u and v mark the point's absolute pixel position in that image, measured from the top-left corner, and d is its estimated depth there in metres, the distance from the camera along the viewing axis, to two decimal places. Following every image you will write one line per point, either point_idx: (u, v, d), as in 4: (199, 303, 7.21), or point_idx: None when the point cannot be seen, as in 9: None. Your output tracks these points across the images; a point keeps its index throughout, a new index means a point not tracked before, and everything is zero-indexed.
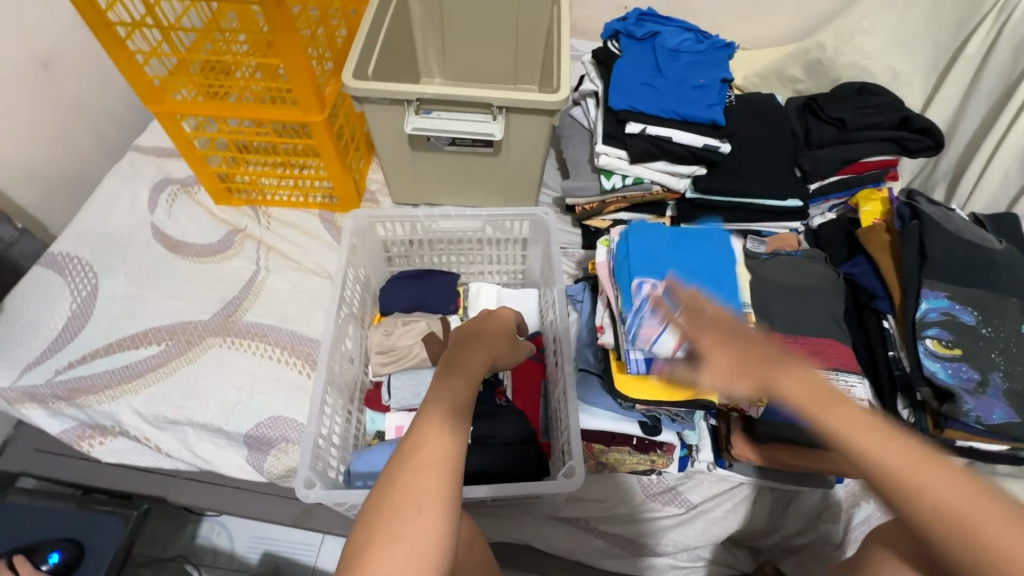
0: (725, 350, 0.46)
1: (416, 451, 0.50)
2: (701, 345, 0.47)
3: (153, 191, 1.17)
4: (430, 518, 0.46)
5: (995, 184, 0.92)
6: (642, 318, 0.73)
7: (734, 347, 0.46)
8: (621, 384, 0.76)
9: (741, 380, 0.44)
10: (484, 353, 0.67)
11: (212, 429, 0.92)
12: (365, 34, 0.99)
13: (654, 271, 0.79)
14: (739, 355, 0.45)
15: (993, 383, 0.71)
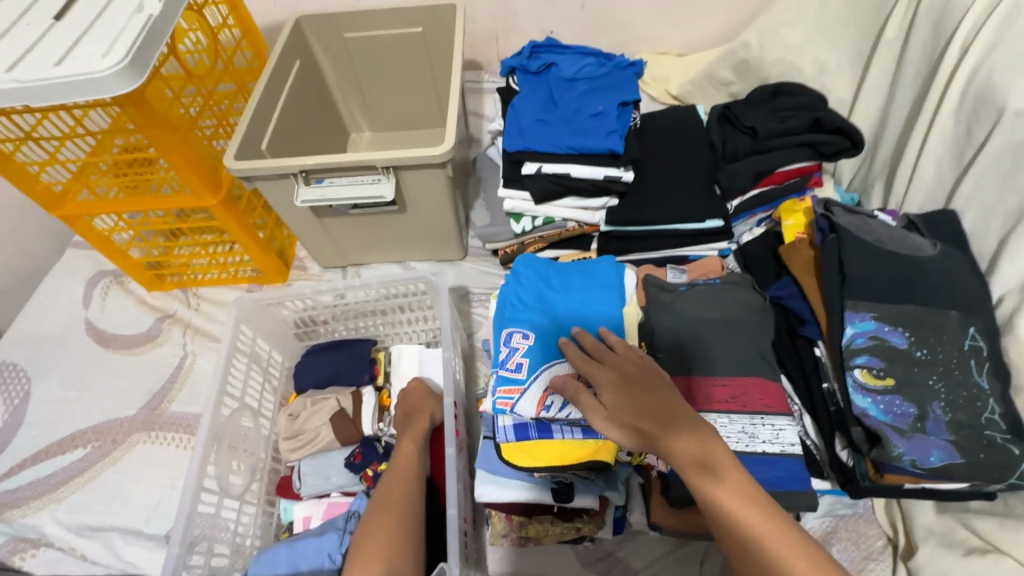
0: (621, 395, 0.57)
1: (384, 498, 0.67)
2: (602, 383, 0.59)
3: (87, 286, 1.18)
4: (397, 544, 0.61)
5: (932, 176, 0.82)
6: (506, 373, 0.69)
7: (625, 378, 0.58)
8: (509, 455, 0.69)
9: (631, 422, 0.55)
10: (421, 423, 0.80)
11: (137, 532, 0.90)
12: (254, 110, 0.98)
13: (523, 318, 0.72)
14: (638, 397, 0.56)
15: (933, 415, 0.62)
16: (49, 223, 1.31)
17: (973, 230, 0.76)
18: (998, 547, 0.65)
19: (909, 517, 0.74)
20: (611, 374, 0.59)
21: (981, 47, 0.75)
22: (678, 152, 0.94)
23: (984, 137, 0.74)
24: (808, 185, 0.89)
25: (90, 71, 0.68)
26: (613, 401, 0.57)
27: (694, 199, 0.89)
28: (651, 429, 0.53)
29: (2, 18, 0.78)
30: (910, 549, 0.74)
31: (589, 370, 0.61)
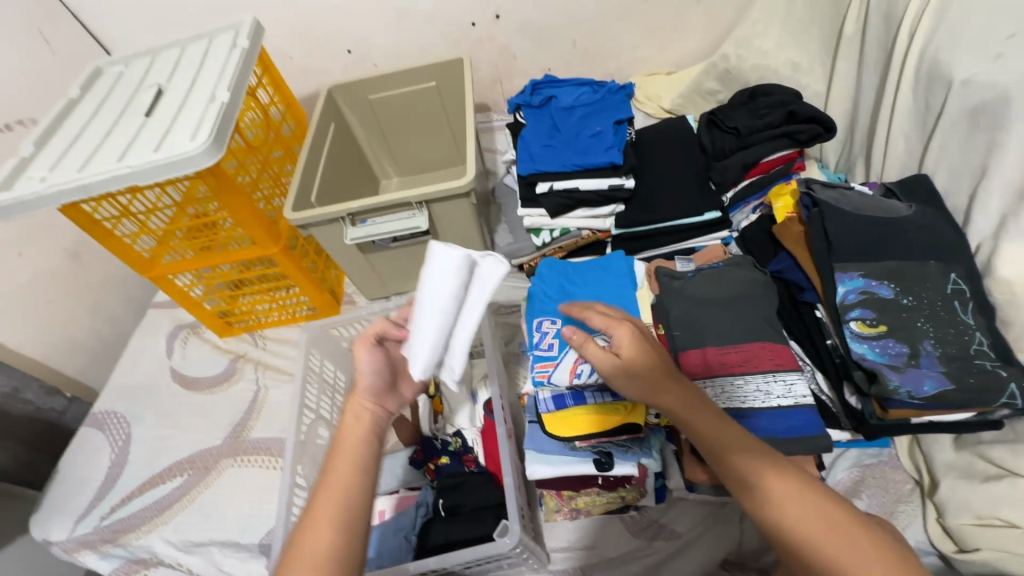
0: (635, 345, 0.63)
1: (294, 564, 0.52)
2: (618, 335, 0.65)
3: (169, 339, 1.35)
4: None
5: (903, 148, 0.92)
6: (540, 352, 0.81)
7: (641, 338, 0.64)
8: (551, 426, 0.79)
9: (643, 376, 0.62)
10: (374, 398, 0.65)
11: (233, 544, 1.02)
12: (303, 168, 1.15)
13: (550, 308, 0.86)
14: (650, 360, 0.63)
15: (925, 352, 0.70)
16: (130, 290, 1.50)
17: (946, 189, 0.85)
18: (1012, 470, 0.71)
19: (929, 456, 0.80)
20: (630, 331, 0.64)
21: (926, 31, 0.85)
22: (672, 158, 1.06)
23: (940, 108, 0.83)
24: (793, 170, 0.99)
25: (185, 151, 0.85)
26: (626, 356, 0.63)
27: (691, 196, 1.01)
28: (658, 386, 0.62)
29: (106, 120, 0.97)
30: (934, 486, 0.79)
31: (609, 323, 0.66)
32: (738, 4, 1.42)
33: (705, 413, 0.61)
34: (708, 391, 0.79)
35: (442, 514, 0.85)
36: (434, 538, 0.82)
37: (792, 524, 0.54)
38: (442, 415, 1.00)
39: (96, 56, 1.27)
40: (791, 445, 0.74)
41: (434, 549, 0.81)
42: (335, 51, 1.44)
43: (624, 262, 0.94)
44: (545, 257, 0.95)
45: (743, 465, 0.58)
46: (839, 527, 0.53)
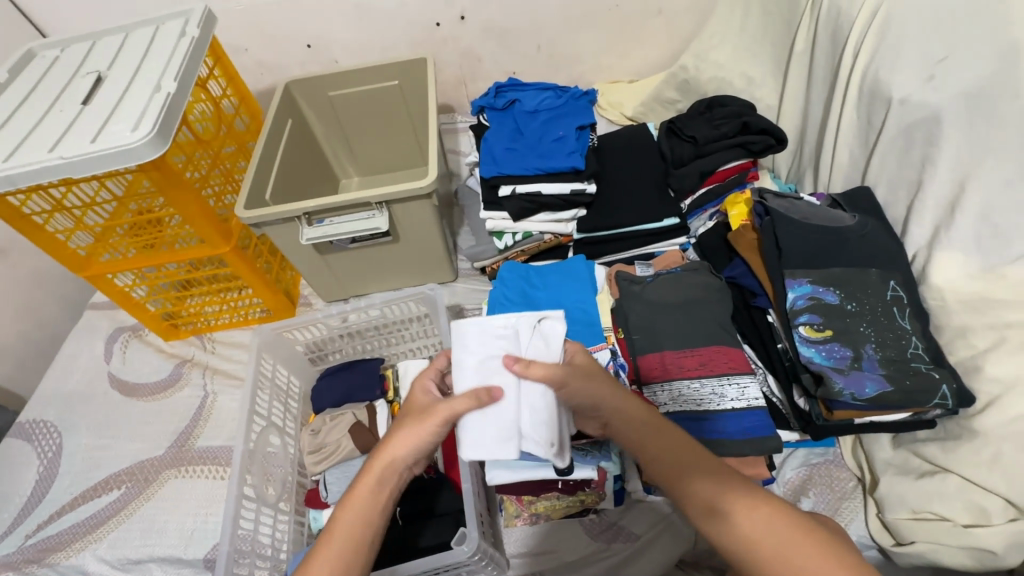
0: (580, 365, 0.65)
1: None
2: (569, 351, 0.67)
3: (108, 342, 1.27)
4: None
5: (847, 161, 0.96)
6: None
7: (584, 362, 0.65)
8: None
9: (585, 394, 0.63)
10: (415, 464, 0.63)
11: (175, 560, 0.96)
12: (257, 165, 1.11)
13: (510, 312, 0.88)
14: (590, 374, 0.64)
15: (867, 356, 0.73)
16: (64, 290, 1.40)
17: (886, 201, 0.90)
18: (944, 466, 0.76)
19: (870, 455, 0.84)
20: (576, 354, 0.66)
21: (868, 51, 0.90)
22: (633, 164, 1.07)
23: (881, 124, 0.88)
24: (747, 179, 1.03)
25: (126, 143, 0.80)
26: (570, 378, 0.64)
27: (651, 202, 1.03)
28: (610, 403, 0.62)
29: (37, 108, 0.90)
30: (875, 483, 0.83)
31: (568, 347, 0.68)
32: (697, 17, 1.46)
33: (658, 428, 0.60)
34: (664, 395, 0.81)
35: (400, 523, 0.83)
36: (420, 539, 0.81)
37: (750, 531, 0.52)
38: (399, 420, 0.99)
39: (30, 40, 1.18)
40: (744, 446, 0.76)
41: (415, 551, 0.80)
42: (293, 45, 1.40)
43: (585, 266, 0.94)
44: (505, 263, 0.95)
45: (704, 486, 0.55)
46: (796, 529, 0.51)
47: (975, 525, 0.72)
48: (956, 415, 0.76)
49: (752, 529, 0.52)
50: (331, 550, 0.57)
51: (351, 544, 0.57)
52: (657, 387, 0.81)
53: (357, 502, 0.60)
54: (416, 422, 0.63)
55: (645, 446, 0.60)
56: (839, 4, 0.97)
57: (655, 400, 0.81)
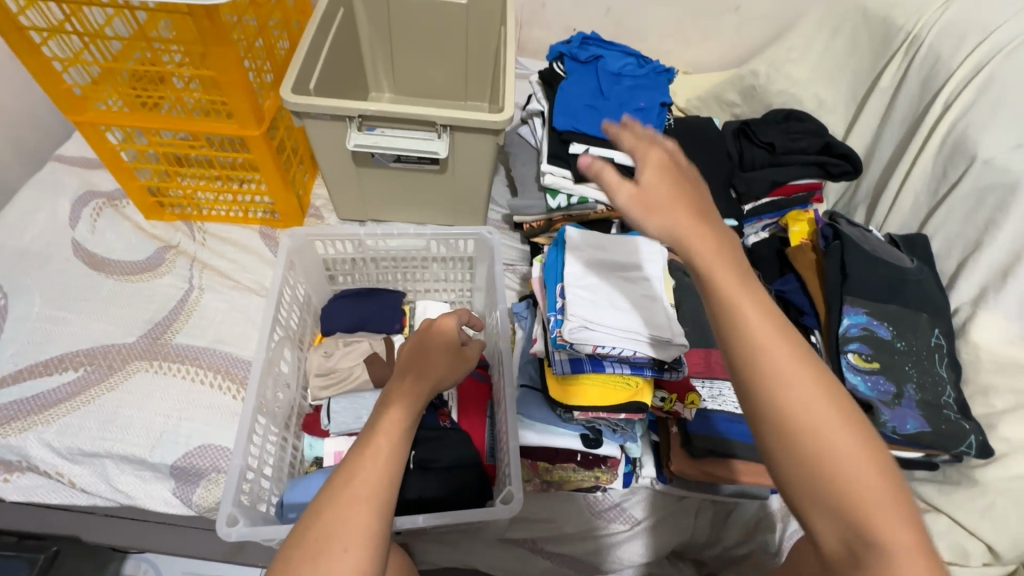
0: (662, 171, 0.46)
1: (307, 537, 0.47)
2: (644, 159, 0.47)
3: (75, 204, 1.10)
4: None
5: (908, 205, 0.98)
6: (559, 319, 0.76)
7: (670, 164, 0.47)
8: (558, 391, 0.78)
9: (663, 206, 0.45)
10: (428, 379, 0.63)
11: (135, 461, 0.86)
12: (306, 49, 0.98)
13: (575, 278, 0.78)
14: (677, 181, 0.46)
15: (907, 395, 0.76)
16: (24, 133, 1.19)
17: (937, 253, 0.93)
18: (937, 507, 0.81)
19: None
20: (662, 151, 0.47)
21: (962, 105, 0.91)
22: (705, 153, 1.04)
23: (957, 177, 0.90)
24: (811, 201, 1.03)
25: None
26: (652, 180, 0.46)
27: (716, 197, 1.00)
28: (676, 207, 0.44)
29: None
30: None
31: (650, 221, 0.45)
32: (771, 29, 1.44)
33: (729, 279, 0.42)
34: (705, 391, 0.82)
35: (410, 467, 0.77)
36: (405, 490, 0.75)
37: (815, 414, 0.37)
38: None
39: None
40: None
41: (402, 504, 0.74)
42: None
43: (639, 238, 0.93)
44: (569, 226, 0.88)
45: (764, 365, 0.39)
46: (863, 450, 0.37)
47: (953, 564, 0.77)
48: (960, 463, 0.81)
49: (817, 422, 0.37)
50: (372, 458, 0.52)
51: (390, 452, 0.54)
52: (701, 382, 0.82)
53: (393, 419, 0.56)
54: (431, 358, 0.66)
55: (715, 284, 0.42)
56: (939, 52, 0.98)
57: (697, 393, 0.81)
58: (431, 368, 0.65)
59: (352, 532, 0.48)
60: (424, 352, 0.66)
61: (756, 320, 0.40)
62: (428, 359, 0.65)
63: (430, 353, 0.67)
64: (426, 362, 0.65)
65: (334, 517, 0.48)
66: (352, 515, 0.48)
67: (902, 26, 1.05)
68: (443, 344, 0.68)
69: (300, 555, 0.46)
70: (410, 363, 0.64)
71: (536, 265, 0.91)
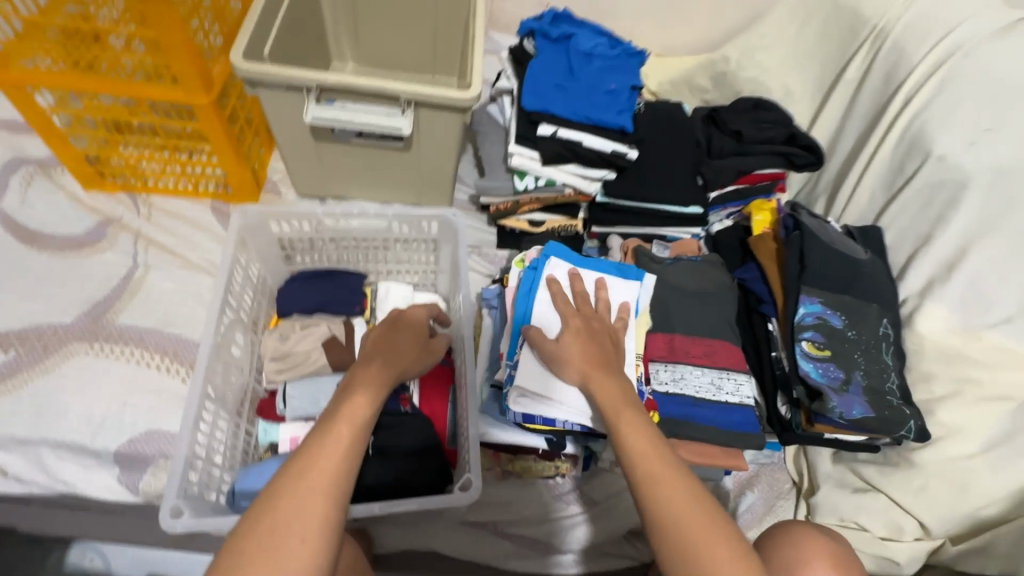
0: (580, 346, 0.70)
1: (260, 529, 0.46)
2: (569, 327, 0.73)
3: (2, 172, 1.01)
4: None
5: (866, 197, 1.01)
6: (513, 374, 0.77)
7: (587, 331, 0.73)
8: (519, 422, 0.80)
9: (572, 359, 0.69)
10: (393, 365, 0.64)
11: (74, 448, 0.81)
12: (259, 11, 0.91)
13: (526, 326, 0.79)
14: (586, 337, 0.72)
15: (855, 381, 0.79)
16: None
17: (890, 245, 0.96)
18: (876, 486, 0.86)
19: (814, 466, 0.91)
20: (578, 323, 0.73)
21: (920, 101, 0.94)
22: (673, 139, 1.03)
23: (912, 172, 0.93)
24: (774, 189, 1.05)
25: None
26: (567, 341, 0.71)
27: (683, 184, 1.00)
28: (596, 361, 0.68)
29: None
30: (811, 489, 0.91)
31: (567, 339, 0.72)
32: (743, 14, 1.44)
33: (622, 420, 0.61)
34: (666, 374, 0.82)
35: (369, 453, 0.76)
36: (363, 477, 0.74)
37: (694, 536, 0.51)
38: None
39: None
40: (733, 439, 0.80)
41: (362, 490, 0.74)
42: None
43: (635, 274, 0.85)
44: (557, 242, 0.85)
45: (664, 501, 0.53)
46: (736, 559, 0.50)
47: (889, 539, 0.82)
48: (898, 445, 0.85)
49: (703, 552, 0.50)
50: (333, 447, 0.52)
51: (351, 439, 0.53)
52: (664, 366, 0.83)
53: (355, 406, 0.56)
54: (399, 345, 0.68)
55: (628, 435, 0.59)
56: (903, 47, 1.00)
57: (658, 377, 0.82)
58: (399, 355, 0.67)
59: (309, 523, 0.47)
60: (390, 344, 0.67)
61: (634, 429, 0.60)
62: (396, 345, 0.68)
63: (396, 346, 0.67)
64: (392, 354, 0.66)
65: (289, 503, 0.47)
66: (309, 504, 0.48)
67: (869, 18, 1.06)
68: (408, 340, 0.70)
69: (253, 547, 0.45)
70: (374, 355, 0.65)
71: (515, 271, 0.89)
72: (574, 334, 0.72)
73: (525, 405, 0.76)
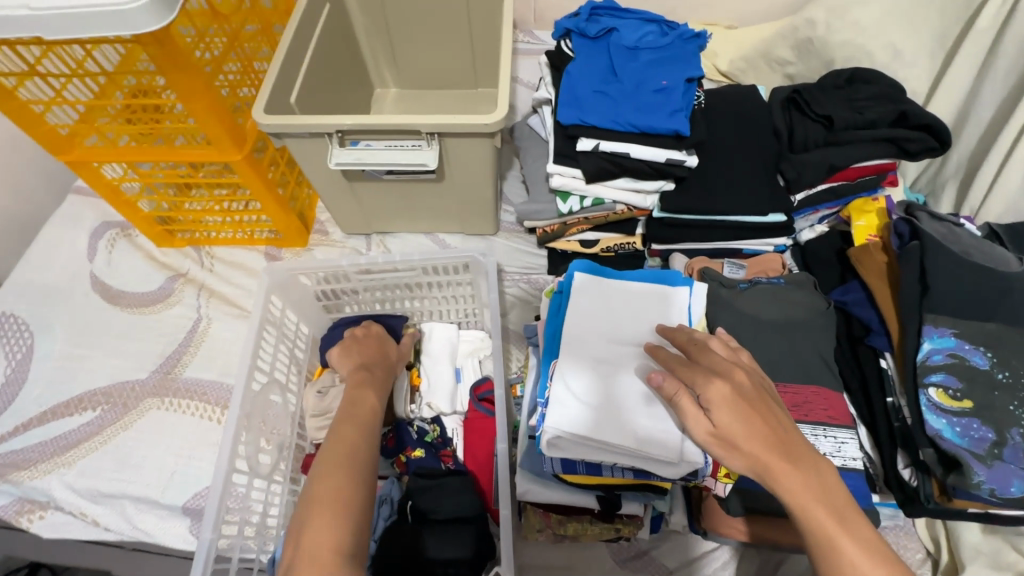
0: (741, 423, 0.48)
1: (330, 452, 0.60)
2: (715, 397, 0.50)
3: (92, 237, 1.10)
4: (347, 503, 0.55)
5: (1015, 183, 0.77)
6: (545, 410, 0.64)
7: (739, 395, 0.50)
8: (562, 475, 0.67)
9: (746, 447, 0.48)
10: (378, 351, 0.79)
11: (150, 501, 0.87)
12: (283, 58, 0.90)
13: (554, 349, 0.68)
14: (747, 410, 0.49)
15: (1012, 442, 0.59)
16: (46, 165, 1.21)
17: None
18: None
19: (955, 534, 0.72)
20: (726, 389, 0.50)
21: None
22: (744, 135, 0.87)
23: None
24: (881, 185, 0.84)
25: (115, 3, 0.59)
26: (726, 422, 0.49)
27: (758, 189, 0.84)
28: (765, 438, 0.48)
29: None
30: (953, 566, 0.72)
31: (719, 413, 0.49)
32: None
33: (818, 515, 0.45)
34: None
35: (408, 518, 0.73)
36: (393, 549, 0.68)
37: None
38: (419, 393, 0.86)
39: None
40: None
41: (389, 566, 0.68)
42: None
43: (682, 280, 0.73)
44: (580, 261, 0.74)
45: None
46: None
47: None
48: None
49: None
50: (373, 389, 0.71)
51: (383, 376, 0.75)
52: None
53: (368, 388, 0.70)
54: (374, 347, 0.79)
55: (827, 533, 0.45)
56: None
57: None
58: (377, 350, 0.79)
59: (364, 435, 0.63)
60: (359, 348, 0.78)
61: (858, 554, 0.44)
62: (377, 343, 0.80)
63: (374, 347, 0.79)
64: (375, 351, 0.79)
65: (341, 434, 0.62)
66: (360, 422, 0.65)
67: None
68: (376, 347, 0.79)
69: (326, 461, 0.59)
70: (362, 364, 0.75)
71: (546, 300, 0.80)
72: (723, 405, 0.49)
73: (564, 449, 0.61)
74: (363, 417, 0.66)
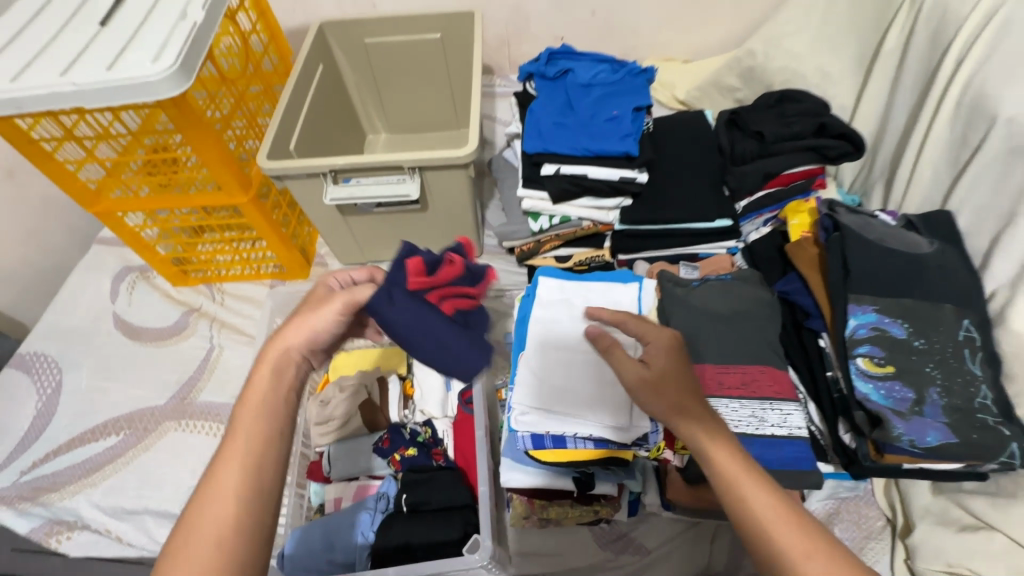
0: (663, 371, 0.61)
1: (200, 499, 0.46)
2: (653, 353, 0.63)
3: (114, 281, 1.22)
4: (235, 531, 0.45)
5: (929, 179, 0.88)
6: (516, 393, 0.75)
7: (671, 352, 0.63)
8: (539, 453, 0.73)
9: (665, 389, 0.58)
10: (304, 317, 0.58)
11: (169, 515, 0.94)
12: (282, 112, 1.03)
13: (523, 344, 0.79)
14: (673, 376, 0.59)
15: (930, 401, 0.67)
16: (72, 220, 1.34)
17: (967, 230, 0.81)
18: (989, 524, 0.70)
19: (906, 497, 0.79)
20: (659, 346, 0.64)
21: (977, 58, 0.80)
22: (688, 154, 0.98)
23: (979, 142, 0.79)
24: (813, 186, 0.94)
25: (143, 76, 0.71)
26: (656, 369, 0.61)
27: (704, 199, 0.94)
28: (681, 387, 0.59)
29: (48, 21, 0.80)
30: (908, 527, 0.78)
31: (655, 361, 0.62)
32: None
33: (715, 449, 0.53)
34: None
35: (403, 511, 0.79)
36: (390, 535, 0.76)
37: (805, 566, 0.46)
38: (412, 401, 0.93)
39: None
40: (782, 477, 0.71)
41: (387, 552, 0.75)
42: None
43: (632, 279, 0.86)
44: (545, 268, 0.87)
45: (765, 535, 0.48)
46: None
47: None
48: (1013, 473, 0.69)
49: None
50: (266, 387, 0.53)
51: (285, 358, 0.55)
52: None
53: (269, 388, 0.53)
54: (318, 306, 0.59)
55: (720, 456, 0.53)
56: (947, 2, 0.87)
57: None
58: (310, 307, 0.59)
59: (282, 408, 0.53)
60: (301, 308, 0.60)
61: (740, 474, 0.51)
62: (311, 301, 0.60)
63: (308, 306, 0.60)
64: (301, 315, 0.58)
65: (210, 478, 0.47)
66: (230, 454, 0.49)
67: None
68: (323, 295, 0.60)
69: (231, 444, 0.49)
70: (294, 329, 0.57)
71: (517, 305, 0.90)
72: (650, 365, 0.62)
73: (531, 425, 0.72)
74: (286, 385, 0.55)
